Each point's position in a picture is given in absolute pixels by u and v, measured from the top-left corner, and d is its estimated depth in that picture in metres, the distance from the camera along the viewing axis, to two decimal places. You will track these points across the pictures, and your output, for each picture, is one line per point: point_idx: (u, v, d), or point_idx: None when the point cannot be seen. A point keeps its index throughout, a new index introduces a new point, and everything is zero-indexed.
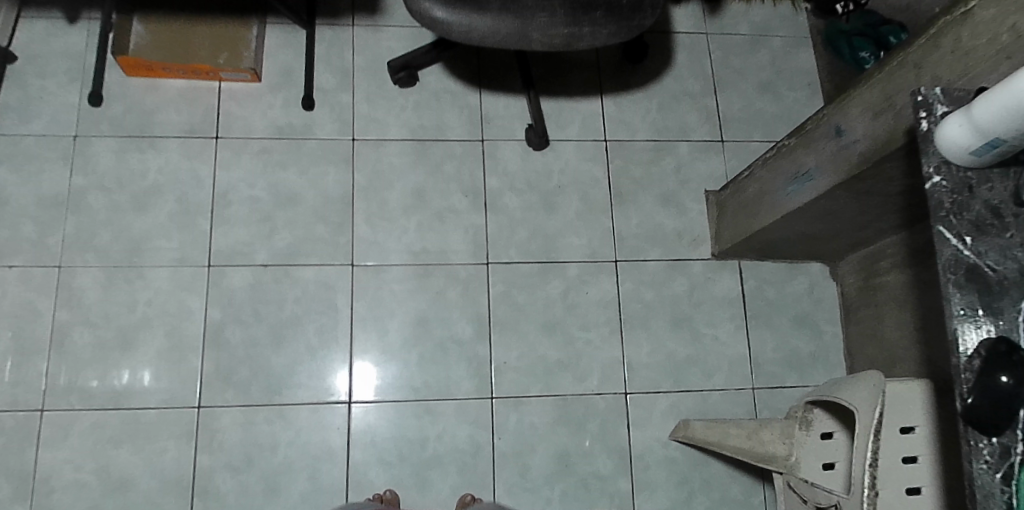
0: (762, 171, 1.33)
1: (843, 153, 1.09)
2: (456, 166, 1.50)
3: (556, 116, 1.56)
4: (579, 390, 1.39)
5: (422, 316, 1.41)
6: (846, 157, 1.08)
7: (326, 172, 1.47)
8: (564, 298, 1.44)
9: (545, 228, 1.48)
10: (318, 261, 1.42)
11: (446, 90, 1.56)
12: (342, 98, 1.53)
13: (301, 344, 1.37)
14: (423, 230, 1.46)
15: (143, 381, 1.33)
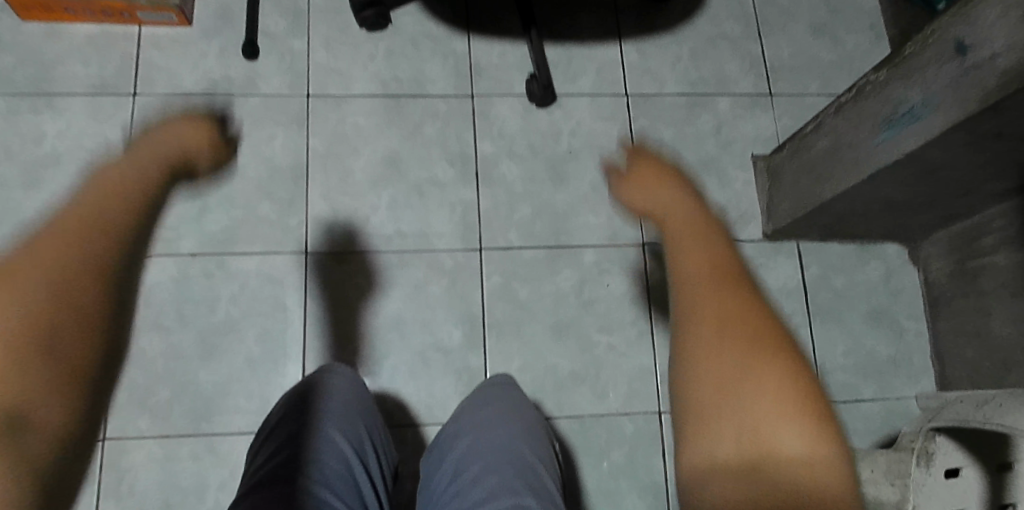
0: (836, 120, 1.01)
1: (972, 77, 0.77)
2: (439, 127, 1.19)
3: (564, 66, 1.25)
4: (601, 411, 1.08)
5: (396, 318, 1.09)
6: (977, 83, 0.76)
7: (274, 136, 1.16)
8: (578, 292, 1.13)
9: (552, 204, 1.17)
10: (262, 249, 1.10)
11: (426, 34, 1.24)
12: (294, 45, 1.21)
13: (239, 356, 1.06)
14: (397, 208, 1.14)
15: None
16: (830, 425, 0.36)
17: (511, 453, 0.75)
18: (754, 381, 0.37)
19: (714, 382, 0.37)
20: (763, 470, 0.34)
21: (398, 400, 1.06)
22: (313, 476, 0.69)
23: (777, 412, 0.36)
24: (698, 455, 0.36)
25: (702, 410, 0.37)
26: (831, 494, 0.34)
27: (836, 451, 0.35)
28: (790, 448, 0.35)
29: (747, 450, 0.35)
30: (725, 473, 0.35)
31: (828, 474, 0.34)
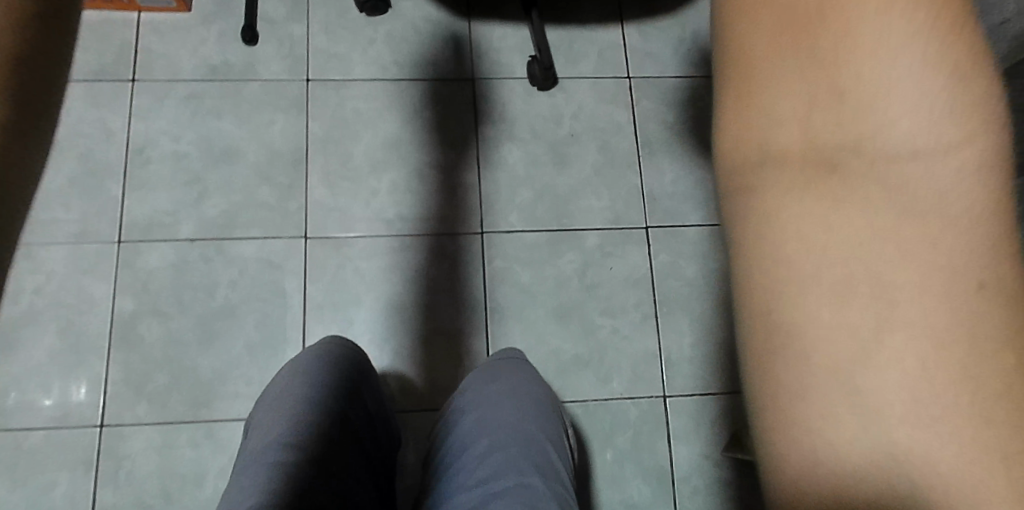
0: None
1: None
2: (441, 112, 1.18)
3: (565, 48, 1.23)
4: (605, 395, 1.06)
5: (397, 302, 1.08)
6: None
7: (273, 121, 1.15)
8: (581, 276, 1.11)
9: (554, 187, 1.15)
10: (261, 233, 1.09)
11: (426, 18, 1.22)
12: (293, 29, 1.20)
13: (239, 341, 1.05)
14: (397, 192, 1.13)
15: (78, 396, 1.00)
16: (990, 116, 0.28)
17: (519, 432, 0.74)
18: (873, 62, 0.28)
19: (808, 42, 0.28)
20: (869, 186, 0.28)
21: (399, 385, 1.05)
22: (308, 429, 0.71)
23: (903, 102, 0.28)
24: (761, 167, 0.29)
25: (789, 94, 0.28)
26: (966, 226, 0.27)
27: (989, 160, 0.28)
28: (913, 159, 0.28)
29: (846, 159, 0.28)
30: (810, 185, 0.28)
31: (966, 195, 0.27)
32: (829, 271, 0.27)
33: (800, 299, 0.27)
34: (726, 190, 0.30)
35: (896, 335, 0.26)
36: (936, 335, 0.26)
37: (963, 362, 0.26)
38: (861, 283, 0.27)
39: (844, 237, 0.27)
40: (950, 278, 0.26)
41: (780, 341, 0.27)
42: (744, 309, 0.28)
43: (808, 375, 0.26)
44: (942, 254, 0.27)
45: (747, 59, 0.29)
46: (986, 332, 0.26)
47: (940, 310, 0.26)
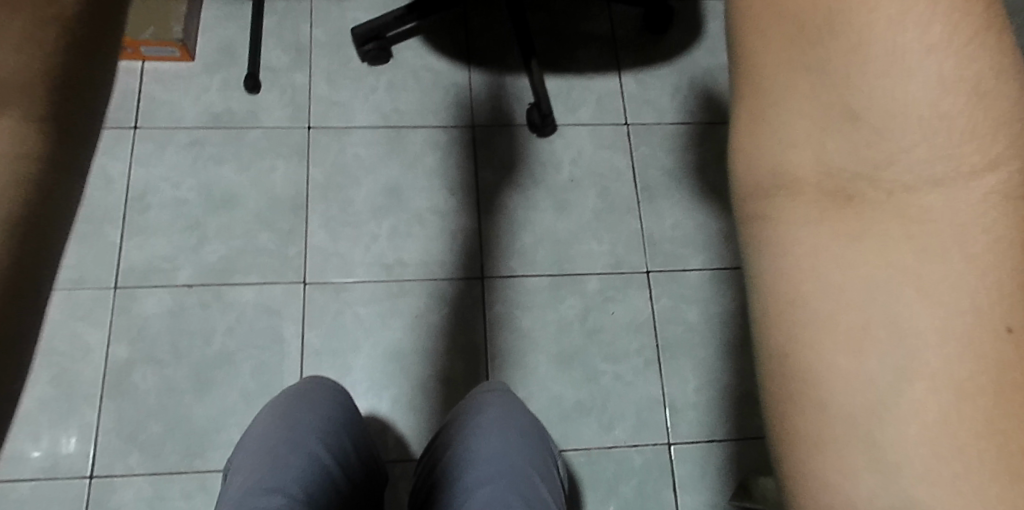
0: None
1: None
2: (441, 158, 1.19)
3: (564, 96, 1.25)
4: (608, 443, 1.04)
5: (397, 348, 1.07)
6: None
7: (274, 167, 1.15)
8: (582, 320, 1.10)
9: (553, 232, 1.15)
10: (259, 279, 1.08)
11: (427, 67, 1.25)
12: (296, 78, 1.22)
13: (234, 389, 1.03)
14: (397, 237, 1.13)
15: (67, 447, 0.97)
16: (1015, 141, 0.27)
17: (506, 461, 0.81)
18: (891, 86, 0.26)
19: (817, 81, 0.27)
20: (888, 219, 0.27)
21: (398, 434, 1.02)
22: (299, 480, 0.76)
23: (919, 130, 0.26)
24: (776, 197, 0.29)
25: (798, 126, 0.28)
26: (987, 263, 0.26)
27: (1016, 188, 0.26)
28: (933, 189, 0.26)
29: (860, 189, 0.27)
30: (827, 216, 0.28)
31: (992, 231, 0.26)
32: (849, 310, 0.26)
33: (815, 341, 0.26)
34: (746, 216, 0.31)
35: (924, 384, 0.25)
36: (960, 376, 0.25)
37: (992, 408, 0.24)
38: (883, 325, 0.26)
39: (868, 277, 0.26)
40: (973, 320, 0.25)
41: (798, 380, 0.26)
42: (765, 342, 0.28)
43: (827, 416, 0.26)
44: (964, 294, 0.25)
45: (770, 102, 0.29)
46: (1015, 374, 0.25)
47: (962, 350, 0.25)
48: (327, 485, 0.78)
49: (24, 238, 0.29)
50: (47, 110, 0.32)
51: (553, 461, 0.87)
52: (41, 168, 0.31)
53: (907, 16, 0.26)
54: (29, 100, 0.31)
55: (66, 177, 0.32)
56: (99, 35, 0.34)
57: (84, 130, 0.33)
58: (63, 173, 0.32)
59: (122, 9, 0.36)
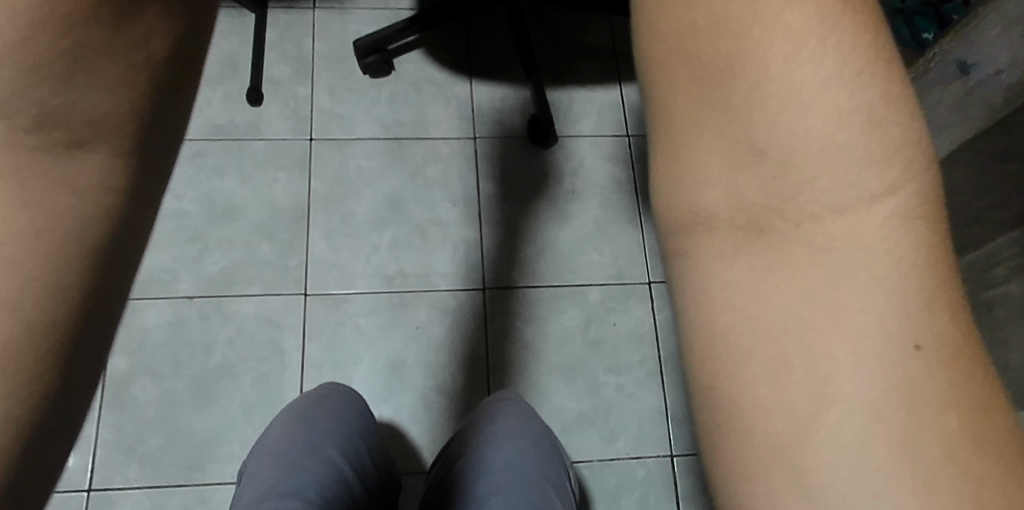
0: None
1: (979, 93, 0.85)
2: (442, 169, 1.19)
3: (565, 108, 1.25)
4: (610, 455, 1.03)
5: (397, 360, 1.06)
6: (983, 99, 0.86)
7: (276, 179, 1.16)
8: (584, 332, 1.10)
9: (554, 243, 1.15)
10: (260, 290, 1.08)
11: (428, 79, 1.25)
12: (298, 90, 1.22)
13: (234, 401, 1.02)
14: (398, 249, 1.13)
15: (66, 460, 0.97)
16: (911, 164, 0.27)
17: (521, 469, 0.81)
18: (794, 122, 0.26)
19: (711, 115, 0.27)
20: (800, 250, 0.27)
21: (399, 448, 1.01)
22: (317, 485, 0.76)
23: (822, 164, 0.26)
24: (695, 232, 0.28)
25: (711, 161, 0.27)
26: (893, 286, 0.26)
27: (915, 210, 0.27)
28: (839, 217, 0.27)
29: (771, 222, 0.27)
30: (743, 249, 0.27)
31: (896, 255, 0.26)
32: (767, 338, 0.26)
33: (739, 371, 0.26)
34: (668, 252, 0.29)
35: (839, 406, 0.25)
36: (873, 395, 0.25)
37: (913, 425, 0.25)
38: (801, 351, 0.26)
39: (781, 306, 0.26)
40: (874, 337, 0.25)
41: (721, 407, 0.26)
42: (694, 373, 0.28)
43: (754, 440, 0.26)
44: (873, 317, 0.26)
45: (677, 139, 0.28)
46: (921, 388, 0.25)
47: (877, 371, 0.25)
48: (344, 493, 0.77)
49: (111, 260, 0.28)
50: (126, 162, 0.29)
51: (566, 473, 0.87)
52: (130, 171, 0.29)
53: (802, 53, 0.26)
54: (127, 96, 0.28)
55: (150, 174, 0.31)
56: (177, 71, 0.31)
57: (156, 172, 0.31)
58: (149, 182, 0.30)
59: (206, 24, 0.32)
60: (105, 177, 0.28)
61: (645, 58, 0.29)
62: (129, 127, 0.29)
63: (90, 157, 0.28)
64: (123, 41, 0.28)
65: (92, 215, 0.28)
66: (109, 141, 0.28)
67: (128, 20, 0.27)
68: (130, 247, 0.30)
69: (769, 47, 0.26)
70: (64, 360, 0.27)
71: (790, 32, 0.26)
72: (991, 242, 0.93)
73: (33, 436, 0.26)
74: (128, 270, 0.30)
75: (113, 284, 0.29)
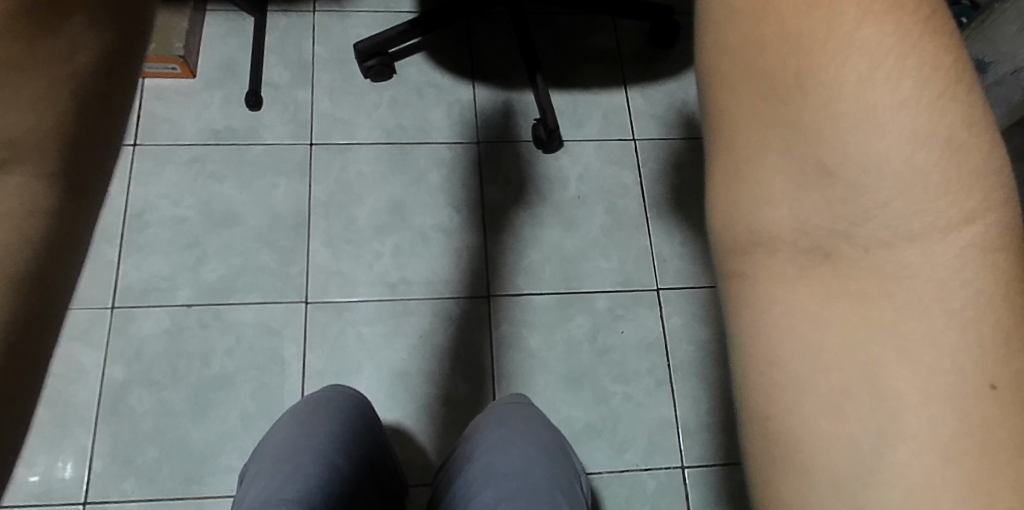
0: None
1: (998, 92, 0.86)
2: (445, 174, 1.17)
3: (570, 112, 1.23)
4: (620, 466, 1.01)
5: (401, 370, 1.04)
6: (1000, 98, 0.86)
7: (275, 184, 1.13)
8: (592, 340, 1.08)
9: (561, 249, 1.13)
10: (260, 299, 1.06)
11: (430, 83, 1.23)
12: (298, 95, 1.20)
13: (233, 411, 1.00)
14: (401, 256, 1.10)
15: (62, 472, 0.94)
16: (989, 193, 0.24)
17: (528, 476, 0.78)
18: (867, 140, 0.24)
19: (774, 125, 0.25)
20: (870, 278, 0.24)
21: (404, 459, 0.99)
22: (315, 486, 0.73)
23: (894, 184, 0.24)
24: (754, 253, 0.26)
25: (776, 182, 0.25)
26: (969, 321, 0.23)
27: (993, 243, 0.24)
28: (911, 245, 0.24)
29: (838, 245, 0.25)
30: (807, 275, 0.25)
31: (973, 286, 0.24)
32: (832, 374, 0.24)
33: (802, 408, 0.23)
34: (725, 275, 0.27)
35: (908, 444, 0.23)
36: (945, 435, 0.23)
37: (984, 469, 0.22)
38: (867, 384, 0.23)
39: (845, 337, 0.24)
40: (955, 381, 0.23)
41: (780, 448, 0.23)
42: (748, 402, 0.25)
43: (811, 479, 0.23)
44: (946, 353, 0.23)
45: (733, 147, 0.26)
46: (999, 431, 0.23)
47: (948, 414, 0.23)
48: (344, 492, 0.75)
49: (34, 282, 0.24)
50: (56, 174, 0.26)
51: (577, 480, 0.84)
52: (61, 197, 0.26)
53: (879, 72, 0.23)
54: (53, 106, 0.26)
55: (86, 205, 0.27)
56: (110, 86, 0.28)
57: (90, 190, 0.27)
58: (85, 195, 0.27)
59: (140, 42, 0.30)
60: (26, 201, 0.25)
61: (706, 68, 0.27)
62: (59, 143, 0.26)
63: (11, 175, 0.25)
64: (44, 52, 0.26)
65: (8, 242, 0.24)
66: (35, 154, 0.25)
67: (48, 32, 0.26)
68: (57, 277, 0.25)
69: (843, 64, 0.24)
70: None
71: (864, 45, 0.24)
72: None
73: None
74: (54, 311, 0.25)
75: (29, 322, 0.24)
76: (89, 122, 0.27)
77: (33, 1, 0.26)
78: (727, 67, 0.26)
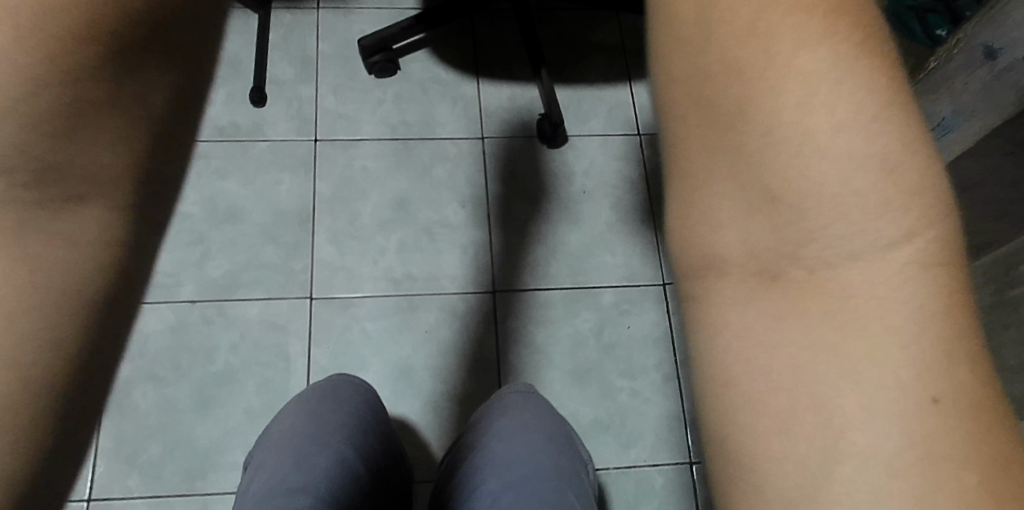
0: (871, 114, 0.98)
1: (1008, 78, 0.79)
2: (449, 170, 1.16)
3: (574, 107, 1.23)
4: (627, 462, 1.00)
5: (405, 365, 1.03)
6: (1011, 84, 0.79)
7: (279, 181, 1.13)
8: (597, 336, 1.07)
9: (567, 244, 1.12)
10: (264, 295, 1.05)
11: (435, 79, 1.23)
12: (301, 91, 1.20)
13: (238, 407, 0.99)
14: (406, 251, 1.10)
15: None
16: (932, 209, 0.26)
17: (533, 466, 0.77)
18: (807, 163, 0.25)
19: (721, 141, 0.26)
20: (818, 300, 0.26)
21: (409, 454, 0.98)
22: (327, 483, 0.72)
23: (837, 204, 0.25)
24: (707, 277, 0.27)
25: (724, 206, 0.26)
26: (911, 340, 0.25)
27: (935, 258, 0.25)
28: (853, 264, 0.25)
29: (786, 267, 0.26)
30: (757, 296, 0.26)
31: (916, 303, 0.25)
32: (778, 394, 0.25)
33: (749, 428, 0.25)
34: (683, 295, 0.28)
35: (853, 461, 0.24)
36: (888, 455, 0.24)
37: (932, 486, 0.23)
38: (813, 408, 0.25)
39: (791, 360, 0.25)
40: (900, 401, 0.24)
41: (727, 455, 0.25)
42: (705, 419, 0.26)
43: (768, 498, 0.24)
44: (887, 370, 0.25)
45: (684, 168, 0.27)
46: (942, 448, 0.24)
47: (891, 431, 0.24)
48: (354, 487, 0.74)
49: (108, 311, 0.27)
50: (131, 209, 0.27)
51: (583, 468, 0.83)
52: (132, 228, 0.28)
53: (815, 97, 0.25)
54: (127, 147, 0.27)
55: (155, 226, 0.29)
56: (176, 118, 0.28)
57: (161, 214, 0.29)
58: (155, 221, 0.29)
59: (207, 63, 0.29)
60: (100, 236, 0.27)
61: (658, 92, 0.27)
62: (131, 181, 0.27)
63: (86, 212, 0.26)
64: (126, 95, 0.26)
65: (85, 278, 0.26)
66: (108, 194, 0.27)
67: (132, 76, 0.26)
68: (128, 301, 0.28)
69: (782, 90, 0.25)
70: (49, 417, 0.26)
71: (803, 71, 0.25)
72: (1006, 245, 0.88)
73: (31, 486, 0.26)
74: (123, 331, 0.28)
75: (102, 345, 0.27)
76: (156, 161, 0.28)
77: (123, 42, 0.25)
78: (671, 85, 0.26)
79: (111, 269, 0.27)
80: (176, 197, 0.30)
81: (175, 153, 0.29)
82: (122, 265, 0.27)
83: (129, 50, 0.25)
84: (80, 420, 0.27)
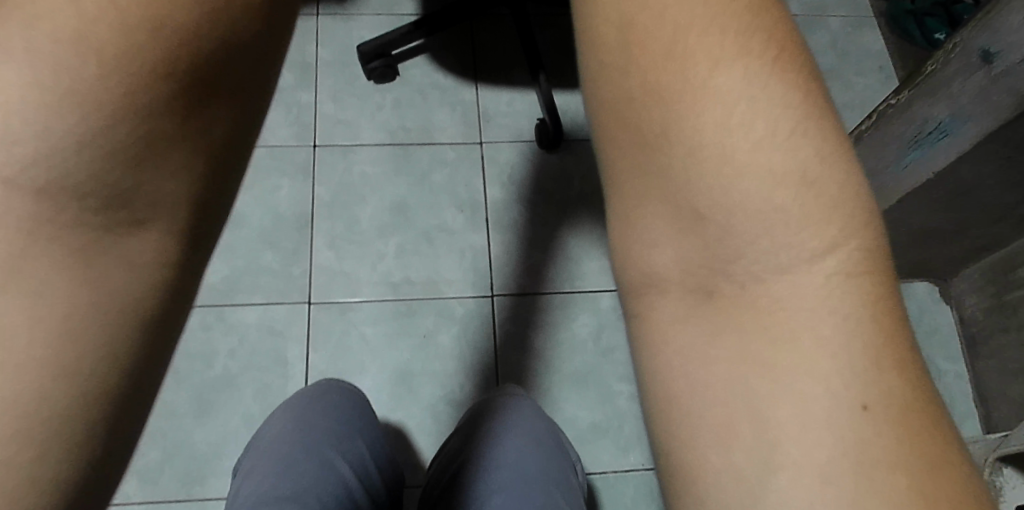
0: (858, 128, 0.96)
1: (1005, 82, 0.76)
2: (447, 174, 1.17)
3: (573, 111, 1.23)
4: (625, 466, 0.99)
5: (403, 370, 1.03)
6: (1009, 88, 0.76)
7: (279, 186, 1.13)
8: (595, 340, 1.07)
9: (566, 249, 1.12)
10: (262, 300, 1.05)
11: (434, 85, 1.24)
12: (301, 97, 1.20)
13: (236, 413, 0.99)
14: (404, 256, 1.10)
15: None
16: (850, 220, 0.30)
17: (520, 469, 0.77)
18: (728, 183, 0.30)
19: (649, 164, 0.31)
20: (748, 311, 0.30)
21: (406, 459, 0.98)
22: (319, 492, 0.73)
23: (761, 221, 0.30)
24: (647, 295, 0.33)
25: (659, 225, 0.32)
26: (840, 349, 0.29)
27: (858, 267, 0.29)
28: (780, 277, 0.30)
29: (718, 284, 0.31)
30: (694, 313, 0.32)
31: (840, 313, 0.29)
32: (717, 406, 0.30)
33: (695, 440, 0.30)
34: (630, 314, 0.34)
35: (788, 471, 0.28)
36: (823, 459, 0.28)
37: (863, 488, 0.27)
38: (750, 422, 0.29)
39: (727, 372, 0.30)
40: (832, 408, 0.28)
41: (675, 455, 0.30)
42: (654, 421, 0.32)
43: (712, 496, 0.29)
44: (820, 380, 0.28)
45: (620, 198, 0.33)
46: (874, 451, 0.27)
47: (825, 435, 0.28)
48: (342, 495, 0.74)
49: (160, 327, 0.31)
50: (184, 234, 0.31)
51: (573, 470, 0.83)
52: (183, 251, 0.32)
53: (733, 116, 0.30)
54: (186, 177, 0.30)
55: (201, 251, 0.33)
56: (230, 149, 0.32)
57: (206, 241, 0.33)
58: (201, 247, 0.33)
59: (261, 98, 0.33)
60: (160, 256, 0.31)
61: (593, 117, 0.33)
62: (186, 209, 0.31)
63: (146, 236, 0.30)
64: (190, 129, 0.30)
65: (142, 294, 0.30)
66: (167, 220, 0.31)
67: (195, 110, 0.29)
68: (177, 318, 0.32)
69: (700, 111, 0.30)
70: (106, 418, 0.29)
71: (720, 89, 0.30)
72: None
73: (88, 482, 0.29)
74: (170, 345, 0.32)
75: (154, 355, 0.31)
76: (207, 191, 0.32)
77: (193, 82, 0.29)
78: (602, 108, 0.32)
79: (163, 287, 0.31)
80: (221, 226, 0.34)
81: (224, 183, 0.32)
82: (172, 286, 0.31)
83: (194, 88, 0.29)
84: (132, 423, 0.30)
